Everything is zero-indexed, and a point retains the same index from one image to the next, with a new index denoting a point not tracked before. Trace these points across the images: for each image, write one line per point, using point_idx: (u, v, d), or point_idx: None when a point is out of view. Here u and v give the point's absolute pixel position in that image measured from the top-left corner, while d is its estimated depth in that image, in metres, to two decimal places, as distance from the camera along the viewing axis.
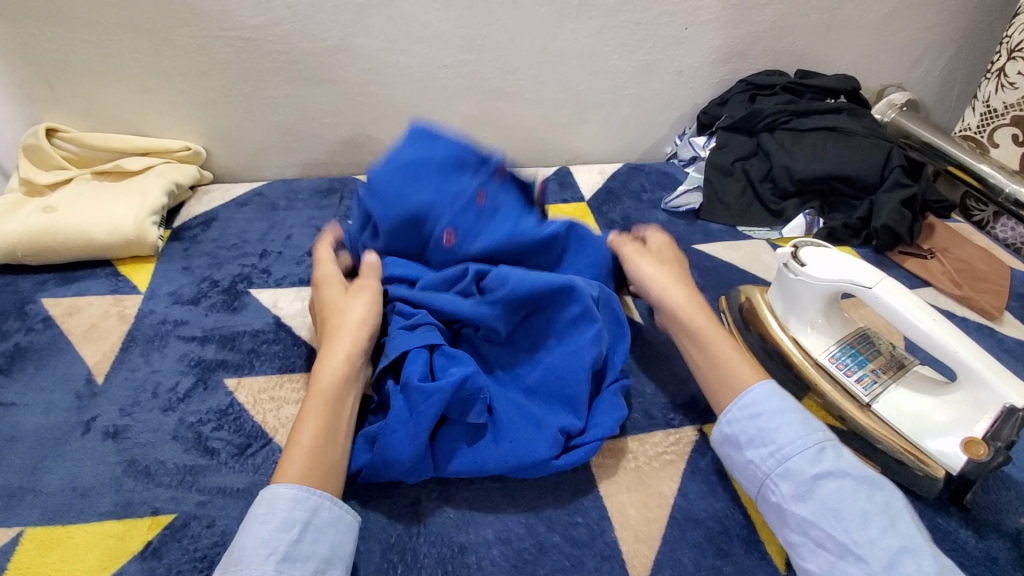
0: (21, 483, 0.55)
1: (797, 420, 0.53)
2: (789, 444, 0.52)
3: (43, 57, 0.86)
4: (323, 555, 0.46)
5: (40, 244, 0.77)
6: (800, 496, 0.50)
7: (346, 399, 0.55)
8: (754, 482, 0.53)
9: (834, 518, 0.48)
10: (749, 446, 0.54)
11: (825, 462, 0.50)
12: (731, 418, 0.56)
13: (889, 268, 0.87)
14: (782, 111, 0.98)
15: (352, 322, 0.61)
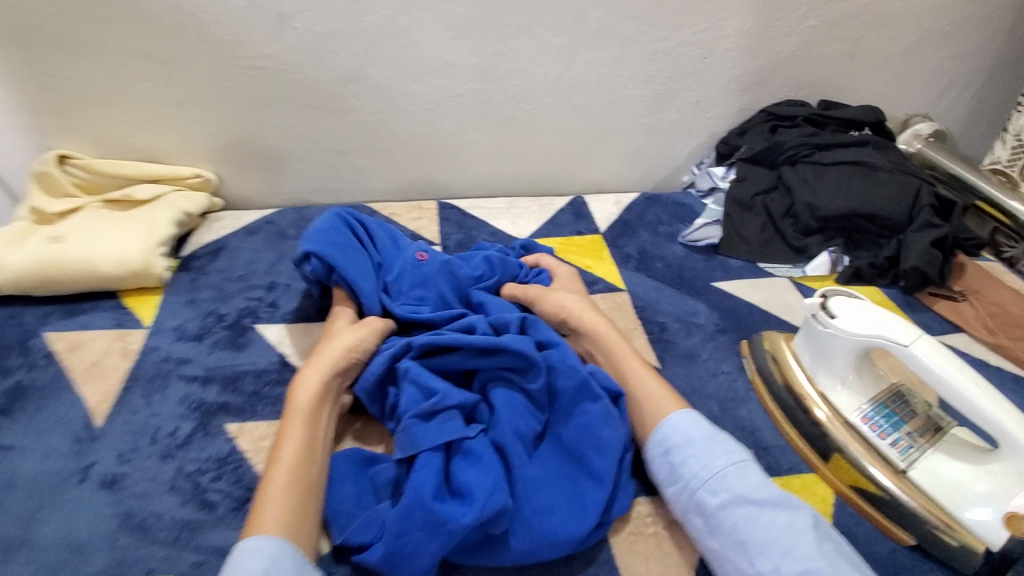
0: (13, 536, 0.53)
1: (701, 450, 0.54)
2: (692, 477, 0.53)
3: (56, 84, 0.86)
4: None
5: (46, 276, 0.76)
6: (711, 528, 0.51)
7: (321, 423, 0.58)
8: (681, 518, 0.55)
9: (739, 547, 0.49)
10: (668, 483, 0.56)
11: (725, 490, 0.52)
12: (650, 458, 0.57)
13: (918, 311, 0.84)
14: (804, 144, 0.95)
15: (333, 353, 0.62)
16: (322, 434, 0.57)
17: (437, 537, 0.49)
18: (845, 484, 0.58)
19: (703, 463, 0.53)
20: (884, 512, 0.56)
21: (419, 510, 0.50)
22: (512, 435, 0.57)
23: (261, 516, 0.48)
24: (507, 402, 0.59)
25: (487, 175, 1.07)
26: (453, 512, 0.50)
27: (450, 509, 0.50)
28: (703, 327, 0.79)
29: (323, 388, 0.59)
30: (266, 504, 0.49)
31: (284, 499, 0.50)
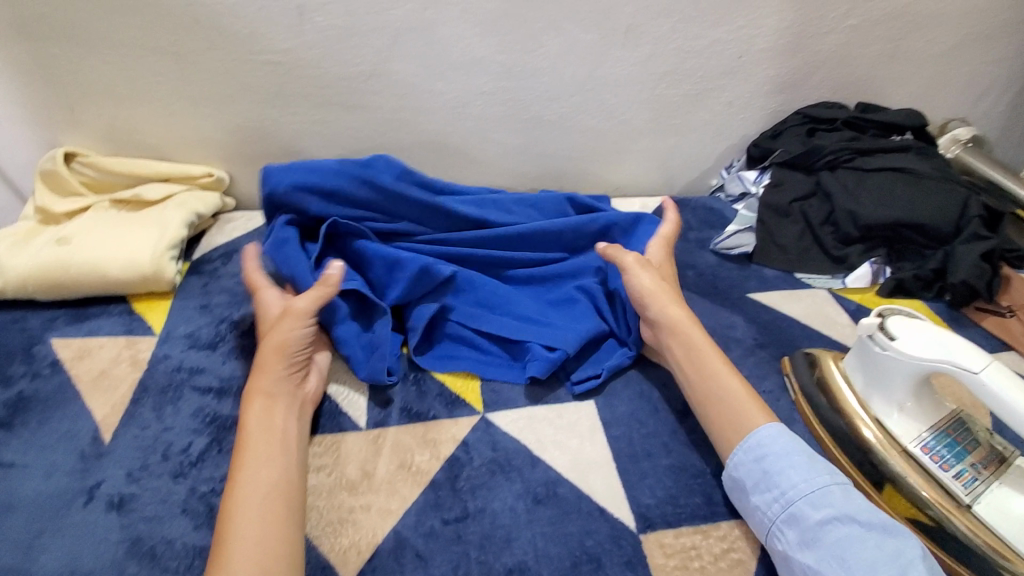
0: (13, 563, 0.50)
1: (801, 464, 0.51)
2: (792, 487, 0.50)
3: (65, 78, 0.82)
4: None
5: (53, 280, 0.73)
6: (806, 541, 0.48)
7: (280, 424, 0.55)
8: (763, 530, 0.51)
9: (841, 566, 0.45)
10: (755, 491, 0.52)
11: (830, 506, 0.48)
12: (737, 461, 0.54)
13: (966, 327, 0.79)
14: (845, 149, 0.91)
15: (270, 349, 0.58)
16: (282, 435, 0.55)
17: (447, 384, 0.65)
18: (901, 516, 0.55)
19: (804, 475, 0.50)
20: (941, 545, 0.52)
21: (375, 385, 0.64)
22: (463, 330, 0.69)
23: (229, 521, 0.48)
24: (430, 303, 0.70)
25: (510, 177, 1.03)
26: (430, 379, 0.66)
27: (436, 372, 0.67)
28: (740, 341, 0.75)
29: (273, 388, 0.57)
30: (233, 512, 0.48)
31: (246, 512, 0.48)
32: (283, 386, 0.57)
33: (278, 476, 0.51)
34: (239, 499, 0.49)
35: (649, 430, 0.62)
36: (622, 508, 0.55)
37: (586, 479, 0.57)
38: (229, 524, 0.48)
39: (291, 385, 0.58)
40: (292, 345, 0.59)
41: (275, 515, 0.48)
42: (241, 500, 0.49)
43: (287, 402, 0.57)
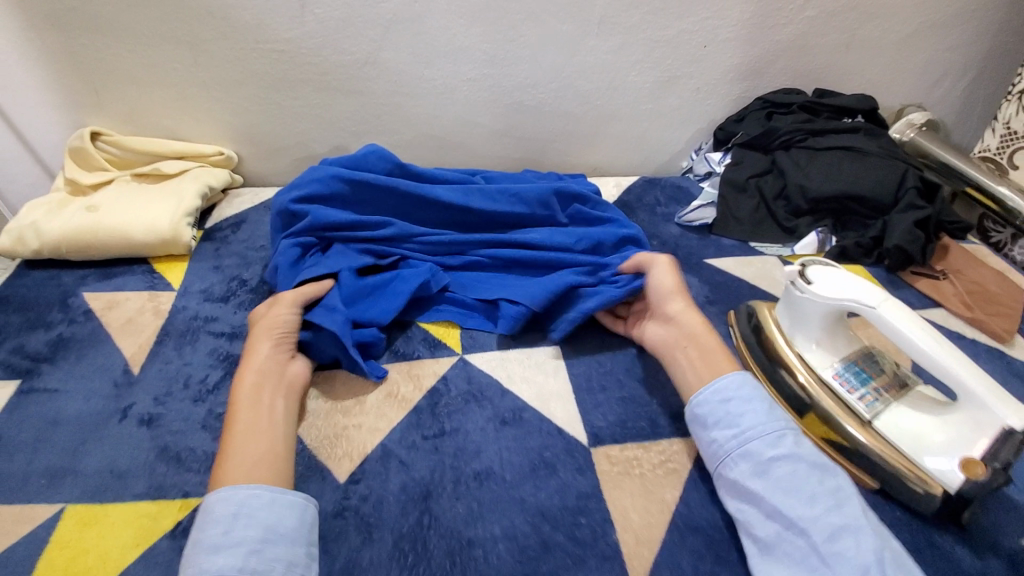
0: (61, 464, 0.59)
1: (762, 409, 0.57)
2: (751, 427, 0.55)
3: (92, 65, 0.91)
4: (255, 537, 0.48)
5: (84, 242, 0.82)
6: (756, 472, 0.53)
7: (266, 403, 0.59)
8: (716, 459, 0.57)
9: (787, 496, 0.51)
10: (716, 427, 0.58)
11: (785, 447, 0.54)
12: (704, 402, 0.59)
13: (900, 288, 0.88)
14: (798, 130, 0.99)
15: (263, 332, 0.65)
16: (268, 413, 0.59)
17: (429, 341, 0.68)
18: (818, 437, 0.64)
19: (760, 418, 0.56)
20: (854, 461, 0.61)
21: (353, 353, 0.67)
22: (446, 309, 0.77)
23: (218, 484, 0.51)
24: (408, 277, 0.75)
25: (494, 157, 1.12)
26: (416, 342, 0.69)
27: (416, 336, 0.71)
28: (694, 298, 0.84)
29: (264, 366, 0.62)
30: (222, 477, 0.52)
31: (237, 475, 0.52)
32: (274, 368, 0.63)
33: (262, 446, 0.55)
34: (225, 467, 0.53)
35: (606, 368, 0.71)
36: (576, 428, 0.64)
37: (548, 406, 0.66)
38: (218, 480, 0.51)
39: (278, 367, 0.63)
40: (278, 330, 0.66)
41: (260, 479, 0.52)
42: (229, 467, 0.52)
43: (275, 383, 0.62)
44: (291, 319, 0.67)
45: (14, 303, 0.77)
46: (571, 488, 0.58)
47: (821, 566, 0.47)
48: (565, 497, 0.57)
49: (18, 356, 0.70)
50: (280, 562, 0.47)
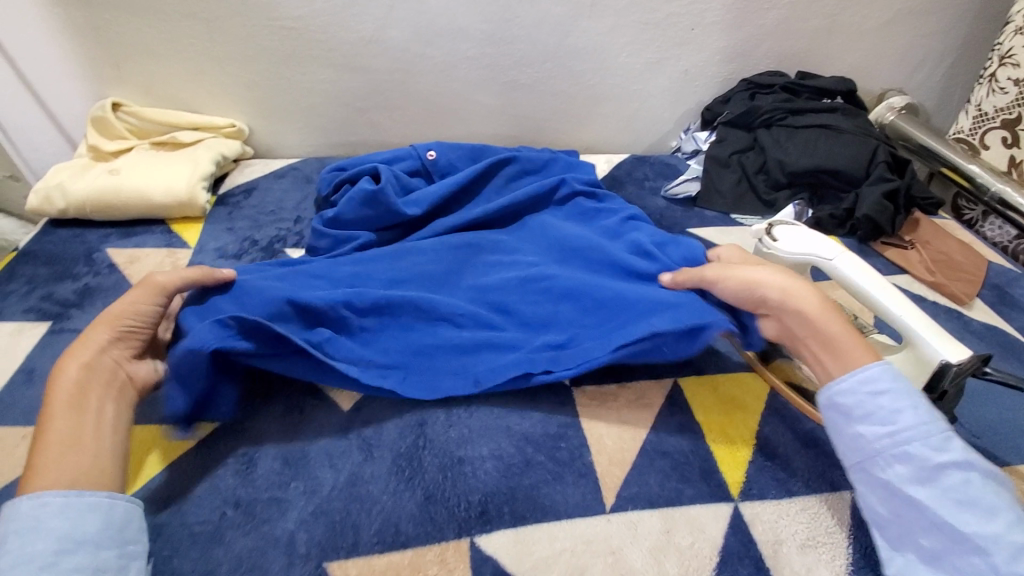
0: None
1: (920, 407, 0.52)
2: (913, 428, 0.51)
3: (113, 39, 0.97)
4: (46, 548, 0.44)
5: (107, 202, 0.88)
6: (921, 477, 0.50)
7: (94, 406, 0.53)
8: (864, 457, 0.52)
9: (959, 507, 0.48)
10: (863, 420, 0.53)
11: (951, 451, 0.50)
12: (846, 392, 0.54)
13: (870, 256, 0.94)
14: (779, 109, 1.05)
15: (103, 323, 0.58)
16: (95, 419, 0.53)
17: (458, 347, 0.66)
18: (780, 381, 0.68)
19: (923, 418, 0.51)
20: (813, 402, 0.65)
21: (370, 371, 0.64)
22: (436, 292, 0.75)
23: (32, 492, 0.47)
24: (418, 266, 0.77)
25: (492, 134, 1.18)
26: (442, 346, 0.66)
27: (439, 337, 0.67)
28: None
29: (95, 366, 0.55)
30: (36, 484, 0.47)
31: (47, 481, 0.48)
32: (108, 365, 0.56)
33: (93, 452, 0.51)
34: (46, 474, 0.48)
35: None
36: None
37: None
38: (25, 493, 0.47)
39: (114, 364, 0.57)
40: (126, 321, 0.59)
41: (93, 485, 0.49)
42: (48, 472, 0.48)
43: (103, 385, 0.55)
44: (150, 311, 0.61)
45: (42, 257, 0.83)
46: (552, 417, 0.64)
47: None
48: (547, 424, 0.63)
49: (48, 302, 0.76)
50: (81, 570, 0.45)
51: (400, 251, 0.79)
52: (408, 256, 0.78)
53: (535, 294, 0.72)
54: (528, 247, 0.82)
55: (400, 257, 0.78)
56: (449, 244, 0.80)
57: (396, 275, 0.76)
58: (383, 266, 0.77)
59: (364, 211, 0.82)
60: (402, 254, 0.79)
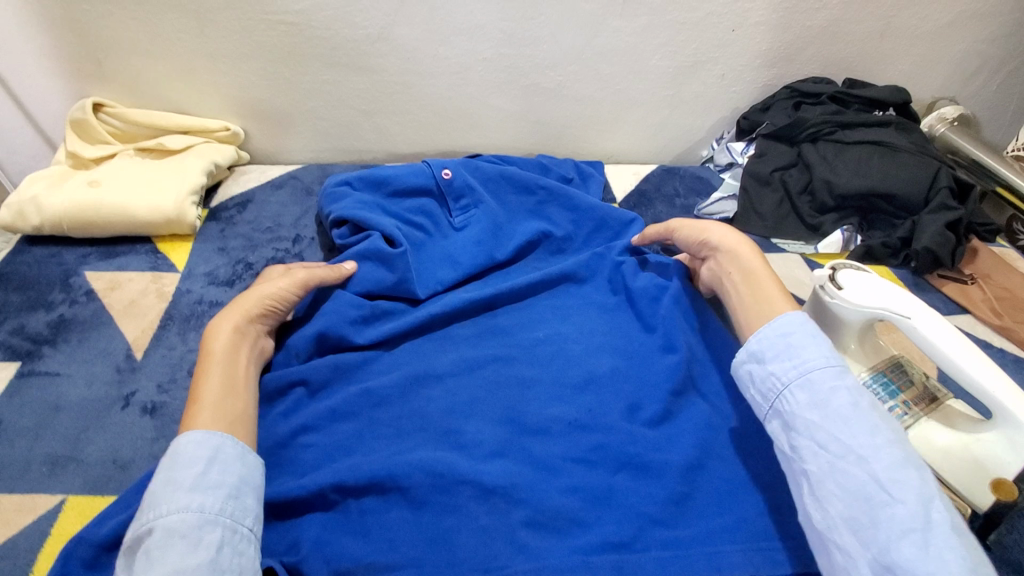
0: (63, 452, 0.58)
1: (819, 343, 0.56)
2: (813, 358, 0.55)
3: (92, 32, 0.87)
4: (232, 483, 0.50)
5: (86, 218, 0.79)
6: (816, 402, 0.53)
7: (240, 362, 0.61)
8: (772, 393, 0.56)
9: (845, 423, 0.50)
10: (774, 360, 0.57)
11: (845, 378, 0.53)
12: (761, 337, 0.59)
13: (927, 293, 0.86)
14: (827, 122, 0.95)
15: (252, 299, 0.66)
16: (242, 371, 0.60)
17: (485, 530, 0.53)
18: None
19: (825, 351, 0.55)
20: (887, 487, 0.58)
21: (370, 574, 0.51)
22: (458, 413, 0.62)
23: (189, 433, 0.52)
24: (434, 400, 0.63)
25: (508, 140, 1.08)
26: (466, 529, 0.53)
27: (461, 518, 0.54)
28: None
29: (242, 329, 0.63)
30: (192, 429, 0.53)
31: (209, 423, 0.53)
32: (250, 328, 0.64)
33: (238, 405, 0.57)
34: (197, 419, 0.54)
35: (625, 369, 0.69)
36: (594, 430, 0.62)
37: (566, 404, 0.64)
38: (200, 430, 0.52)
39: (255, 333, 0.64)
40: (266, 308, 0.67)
41: (237, 436, 0.54)
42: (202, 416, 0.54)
43: (249, 345, 0.63)
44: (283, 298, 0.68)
45: (15, 282, 0.75)
46: (581, 487, 0.57)
47: (880, 495, 0.47)
48: (580, 500, 0.56)
49: (18, 338, 0.68)
50: (250, 513, 0.49)
51: (411, 376, 0.65)
52: (425, 384, 0.65)
53: (576, 458, 0.59)
54: (572, 359, 0.68)
55: (414, 390, 0.64)
56: (475, 367, 0.67)
57: (409, 414, 0.62)
58: (394, 410, 0.63)
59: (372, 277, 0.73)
60: (417, 383, 0.65)
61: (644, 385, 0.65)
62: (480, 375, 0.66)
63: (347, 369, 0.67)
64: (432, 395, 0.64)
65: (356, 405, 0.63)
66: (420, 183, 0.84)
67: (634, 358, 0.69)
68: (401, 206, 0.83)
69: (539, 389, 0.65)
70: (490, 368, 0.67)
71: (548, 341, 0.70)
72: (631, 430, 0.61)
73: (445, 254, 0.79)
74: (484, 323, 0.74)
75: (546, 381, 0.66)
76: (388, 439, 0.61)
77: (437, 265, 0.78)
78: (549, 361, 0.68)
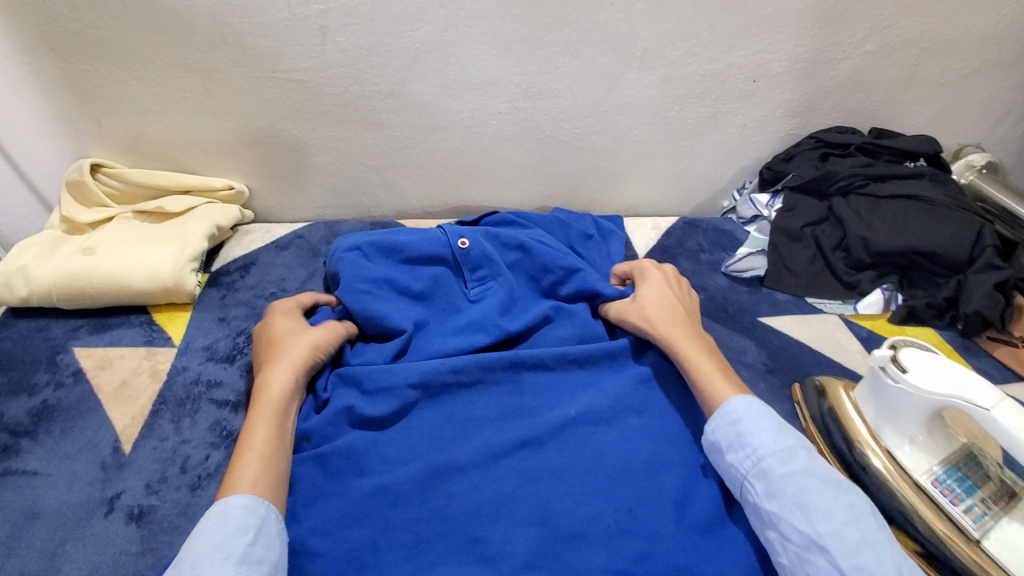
0: (37, 571, 0.51)
1: (768, 426, 0.57)
2: (762, 446, 0.55)
3: (92, 92, 0.84)
4: (272, 560, 0.49)
5: (77, 290, 0.74)
6: (771, 492, 0.53)
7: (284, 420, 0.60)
8: (735, 483, 0.57)
9: (800, 511, 0.51)
10: (729, 450, 0.58)
11: (797, 461, 0.54)
12: (715, 427, 0.60)
13: (977, 357, 0.81)
14: (858, 175, 0.91)
15: (305, 347, 0.66)
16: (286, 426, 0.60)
17: None
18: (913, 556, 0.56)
19: (773, 436, 0.56)
20: None
21: None
22: (482, 515, 0.57)
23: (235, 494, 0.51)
24: (456, 499, 0.58)
25: (523, 193, 1.04)
26: None
27: None
28: (752, 365, 0.77)
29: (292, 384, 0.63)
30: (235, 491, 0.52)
31: (247, 486, 0.52)
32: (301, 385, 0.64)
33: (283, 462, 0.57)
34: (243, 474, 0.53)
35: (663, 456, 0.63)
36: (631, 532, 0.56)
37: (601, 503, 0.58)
38: (235, 492, 0.51)
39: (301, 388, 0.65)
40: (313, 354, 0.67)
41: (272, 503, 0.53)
42: (246, 475, 0.53)
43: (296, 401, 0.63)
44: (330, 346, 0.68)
45: None
46: None
47: None
48: None
49: None
50: None
51: (431, 468, 0.59)
52: (446, 477, 0.59)
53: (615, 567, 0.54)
54: (607, 445, 0.62)
55: (437, 482, 0.59)
56: (502, 458, 0.61)
57: (429, 515, 0.57)
58: (411, 510, 0.57)
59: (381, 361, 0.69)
60: (438, 475, 0.59)
61: (678, 482, 0.60)
62: (506, 468, 0.60)
63: (357, 457, 0.60)
64: (453, 491, 0.58)
65: (374, 503, 0.57)
66: (430, 250, 0.78)
67: (678, 449, 0.63)
68: (413, 274, 0.77)
69: (571, 482, 0.59)
70: (518, 460, 0.61)
71: (583, 422, 0.64)
72: (669, 535, 0.56)
73: (462, 323, 0.73)
74: (507, 399, 0.67)
75: (580, 470, 0.60)
76: (406, 549, 0.54)
77: (452, 335, 0.72)
78: (582, 450, 0.62)
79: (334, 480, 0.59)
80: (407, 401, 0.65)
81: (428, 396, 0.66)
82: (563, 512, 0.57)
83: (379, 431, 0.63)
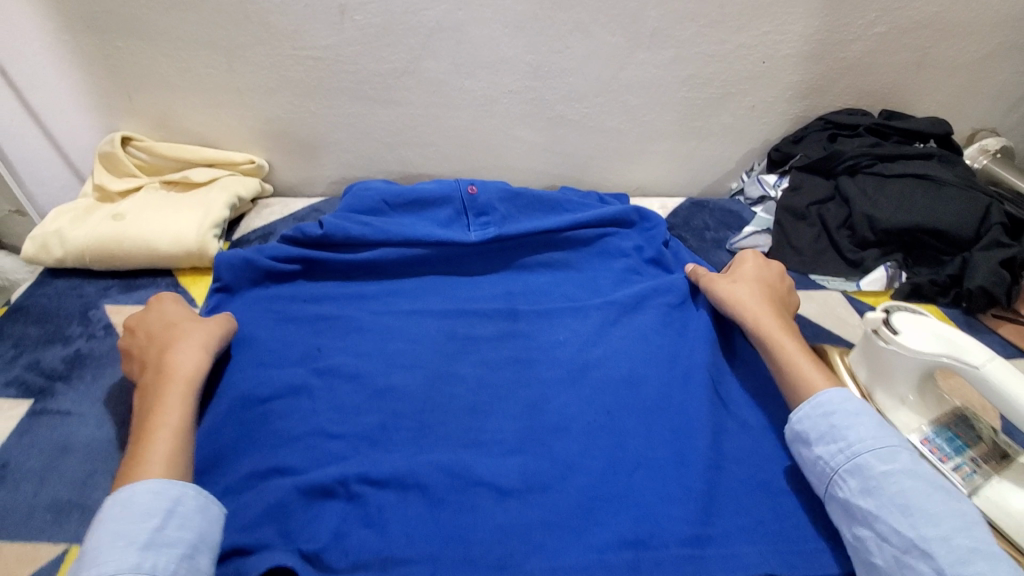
0: (68, 498, 0.56)
1: (869, 422, 0.55)
2: (861, 441, 0.53)
3: (123, 68, 0.89)
4: (190, 541, 0.48)
5: (107, 252, 0.79)
6: (867, 488, 0.51)
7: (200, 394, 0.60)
8: (823, 479, 0.55)
9: (903, 513, 0.48)
10: (818, 442, 0.56)
11: (900, 462, 0.52)
12: (803, 417, 0.58)
13: (981, 334, 0.82)
14: (865, 154, 0.91)
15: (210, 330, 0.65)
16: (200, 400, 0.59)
17: (500, 529, 0.54)
18: None
19: (873, 431, 0.54)
20: None
21: None
22: (470, 407, 0.64)
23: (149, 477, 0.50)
24: (456, 397, 0.65)
25: (533, 172, 1.07)
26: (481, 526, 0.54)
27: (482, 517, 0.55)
28: None
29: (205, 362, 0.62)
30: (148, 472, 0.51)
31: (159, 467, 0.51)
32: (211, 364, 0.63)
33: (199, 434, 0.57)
34: (155, 449, 0.53)
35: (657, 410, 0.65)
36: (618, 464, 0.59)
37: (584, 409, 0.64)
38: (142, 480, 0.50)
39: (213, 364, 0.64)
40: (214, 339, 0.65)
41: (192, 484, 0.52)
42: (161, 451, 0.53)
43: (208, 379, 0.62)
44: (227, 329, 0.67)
45: (33, 315, 0.74)
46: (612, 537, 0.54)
47: None
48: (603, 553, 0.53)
49: (33, 373, 0.67)
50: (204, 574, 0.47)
51: (435, 374, 0.67)
52: (446, 381, 0.66)
53: (589, 449, 0.60)
54: (587, 363, 0.69)
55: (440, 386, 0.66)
56: (496, 371, 0.68)
57: (430, 408, 0.64)
58: (417, 403, 0.64)
59: (388, 283, 0.79)
60: (441, 381, 0.66)
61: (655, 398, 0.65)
62: (503, 374, 0.68)
63: (370, 362, 0.67)
64: (457, 392, 0.65)
65: (381, 399, 0.64)
66: (433, 194, 0.83)
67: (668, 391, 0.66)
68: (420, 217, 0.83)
69: (560, 395, 0.65)
70: (513, 369, 0.68)
71: (570, 343, 0.71)
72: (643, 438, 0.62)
73: (458, 263, 0.81)
74: (501, 326, 0.73)
75: (573, 386, 0.66)
76: (410, 433, 0.62)
77: (451, 271, 0.81)
78: (575, 368, 0.68)
79: (348, 382, 0.65)
80: (412, 320, 0.73)
81: (434, 316, 0.74)
82: (549, 410, 0.64)
83: (383, 342, 0.71)
